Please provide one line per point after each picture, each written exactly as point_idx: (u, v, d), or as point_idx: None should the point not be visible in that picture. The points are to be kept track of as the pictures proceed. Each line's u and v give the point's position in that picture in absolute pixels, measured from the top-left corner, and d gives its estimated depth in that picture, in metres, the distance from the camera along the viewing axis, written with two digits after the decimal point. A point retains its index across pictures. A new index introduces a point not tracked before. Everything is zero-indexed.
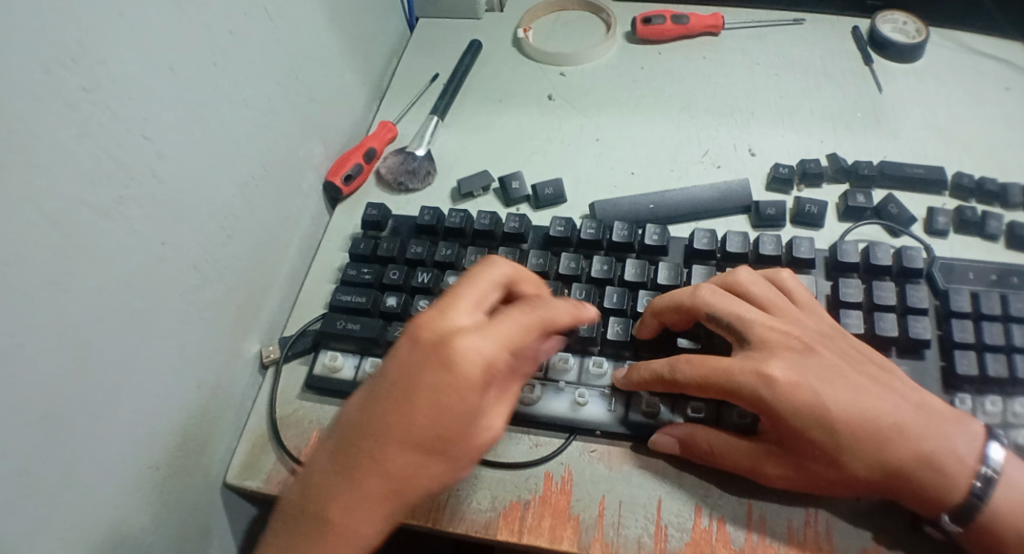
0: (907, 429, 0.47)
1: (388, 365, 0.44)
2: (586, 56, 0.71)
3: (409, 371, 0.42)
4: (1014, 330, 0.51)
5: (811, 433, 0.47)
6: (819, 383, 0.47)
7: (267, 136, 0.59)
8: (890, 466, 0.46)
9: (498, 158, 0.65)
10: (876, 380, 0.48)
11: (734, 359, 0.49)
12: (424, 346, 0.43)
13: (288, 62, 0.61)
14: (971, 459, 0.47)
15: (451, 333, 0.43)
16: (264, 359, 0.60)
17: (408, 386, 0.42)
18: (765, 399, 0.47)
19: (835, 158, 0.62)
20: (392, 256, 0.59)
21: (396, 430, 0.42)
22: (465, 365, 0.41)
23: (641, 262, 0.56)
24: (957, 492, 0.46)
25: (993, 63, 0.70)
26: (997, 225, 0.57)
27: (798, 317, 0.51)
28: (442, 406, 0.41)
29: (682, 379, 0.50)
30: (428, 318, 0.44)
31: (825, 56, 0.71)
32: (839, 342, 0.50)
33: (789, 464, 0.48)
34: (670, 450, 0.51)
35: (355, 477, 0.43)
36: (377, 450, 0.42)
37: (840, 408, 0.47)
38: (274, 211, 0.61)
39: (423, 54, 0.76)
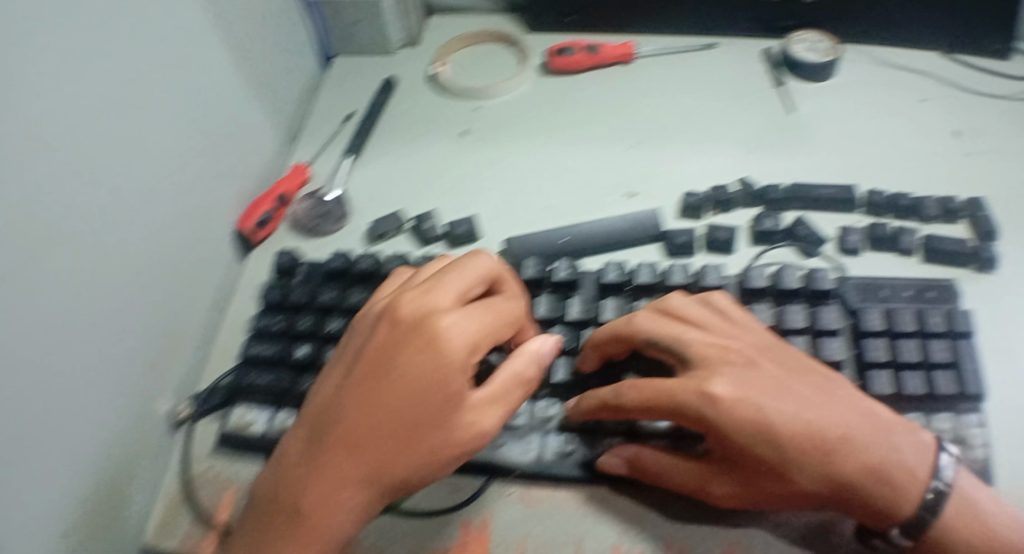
0: (855, 440, 0.46)
1: (364, 347, 0.48)
2: (501, 87, 0.72)
3: (389, 349, 0.46)
4: (930, 346, 0.52)
5: (758, 448, 0.46)
6: (760, 397, 0.47)
7: (175, 183, 0.57)
8: (836, 478, 0.46)
9: (411, 196, 0.65)
10: (821, 390, 0.48)
11: (678, 380, 0.49)
12: (401, 329, 0.47)
13: (193, 109, 0.59)
14: (924, 471, 0.46)
15: (423, 320, 0.47)
16: (176, 418, 0.58)
17: (388, 362, 0.46)
18: (708, 417, 0.47)
19: (744, 183, 0.62)
20: (303, 303, 0.57)
21: (379, 410, 0.45)
22: (450, 354, 0.45)
23: (555, 297, 0.56)
24: (907, 505, 0.45)
25: (912, 75, 0.71)
26: (912, 239, 0.58)
27: (735, 333, 0.51)
28: (422, 388, 0.45)
29: (626, 403, 0.49)
30: (410, 301, 0.48)
31: (730, 82, 0.72)
32: (781, 354, 0.50)
33: (737, 483, 0.47)
34: (618, 471, 0.50)
35: (332, 462, 0.45)
36: (360, 429, 0.45)
37: (784, 423, 0.46)
38: (186, 260, 0.59)
39: (339, 92, 0.76)
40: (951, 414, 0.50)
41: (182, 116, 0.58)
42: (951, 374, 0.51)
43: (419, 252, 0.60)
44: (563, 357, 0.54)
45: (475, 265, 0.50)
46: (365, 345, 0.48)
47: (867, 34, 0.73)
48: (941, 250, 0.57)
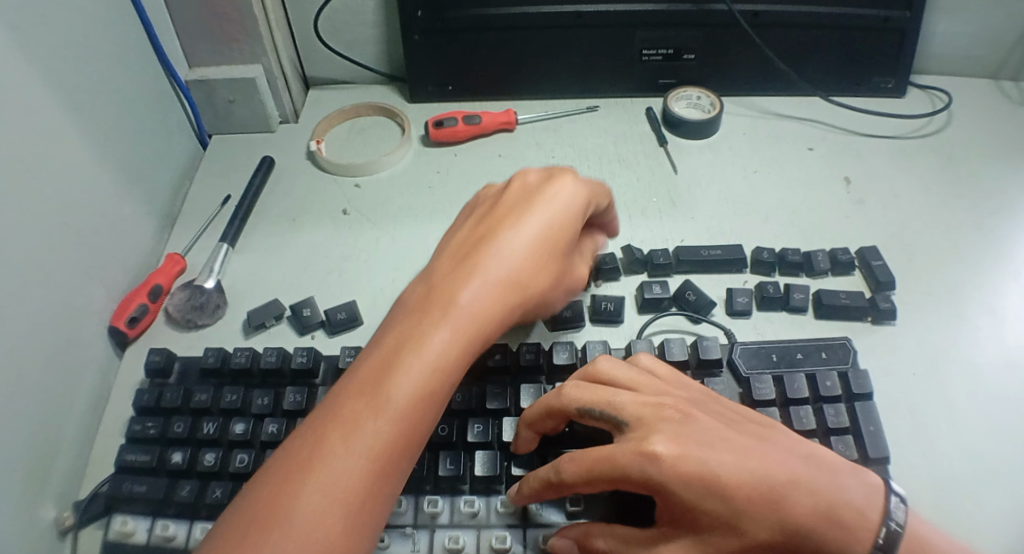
0: (804, 482, 0.41)
1: (467, 233, 0.50)
2: (380, 165, 0.67)
3: (514, 217, 0.49)
4: (826, 411, 0.49)
5: (705, 504, 0.41)
6: (703, 449, 0.42)
7: (25, 286, 0.48)
8: (791, 527, 0.40)
9: (291, 282, 0.59)
10: (757, 437, 0.44)
11: (616, 444, 0.43)
12: (515, 194, 0.51)
13: (50, 206, 0.51)
14: (875, 513, 0.42)
15: (472, 261, 0.47)
16: (60, 527, 0.48)
17: (523, 208, 0.50)
18: (653, 479, 0.41)
19: (630, 249, 0.60)
20: (176, 406, 0.50)
21: (421, 345, 0.43)
22: (498, 270, 0.47)
23: (464, 386, 0.51)
24: (862, 549, 0.41)
25: (794, 123, 0.73)
26: (802, 297, 0.57)
27: (663, 388, 0.46)
28: (465, 321, 0.45)
29: (570, 479, 0.43)
30: (451, 246, 0.49)
31: (618, 141, 0.71)
32: (711, 406, 0.46)
33: (688, 546, 0.42)
34: (569, 552, 0.45)
35: (378, 406, 0.41)
36: (404, 370, 0.42)
37: (730, 473, 0.41)
38: (38, 375, 0.49)
39: (215, 176, 0.69)
40: None
41: (37, 214, 0.50)
42: (850, 440, 0.48)
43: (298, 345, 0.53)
44: (475, 448, 0.49)
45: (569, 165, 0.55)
46: (421, 291, 0.47)
47: (754, 85, 0.74)
48: (835, 306, 0.56)
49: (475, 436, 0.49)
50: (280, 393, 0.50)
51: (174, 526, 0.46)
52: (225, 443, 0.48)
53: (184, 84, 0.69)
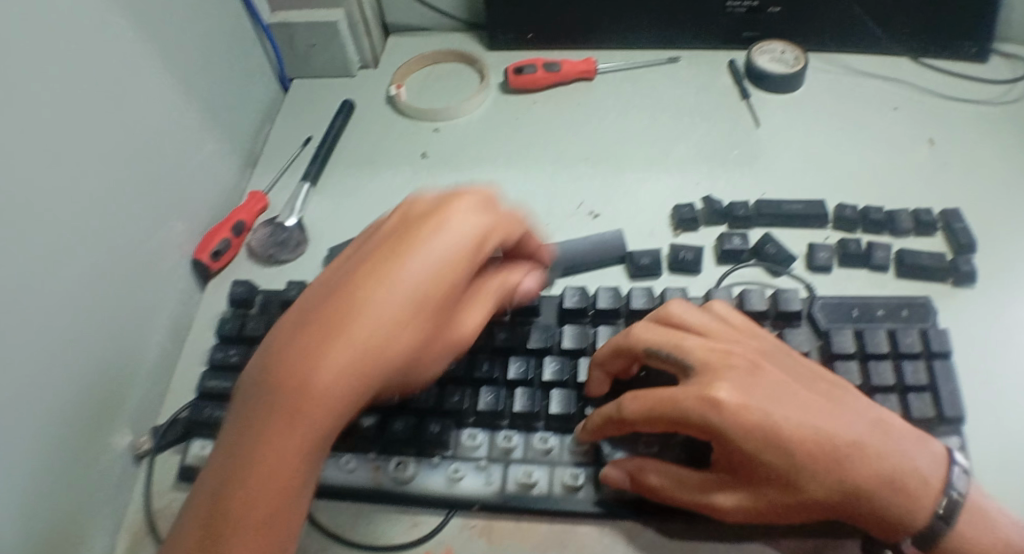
0: (867, 446, 0.42)
1: (364, 250, 0.45)
2: (459, 111, 0.69)
3: (381, 273, 0.42)
4: (906, 368, 0.49)
5: (765, 457, 0.41)
6: (769, 402, 0.42)
7: (117, 218, 0.50)
8: (850, 488, 0.41)
9: (373, 221, 0.61)
10: (827, 395, 0.44)
11: (680, 386, 0.43)
12: (411, 220, 0.45)
13: (140, 140, 0.53)
14: (936, 480, 0.42)
15: (415, 241, 0.43)
16: (137, 451, 0.52)
17: (390, 262, 0.43)
18: (715, 426, 0.41)
19: (709, 199, 0.60)
20: (259, 334, 0.51)
21: (367, 325, 0.41)
22: (412, 277, 0.42)
23: (544, 326, 0.53)
24: (920, 517, 0.41)
25: (879, 81, 0.71)
26: (885, 255, 0.56)
27: (736, 338, 0.46)
28: (420, 300, 0.42)
29: (631, 417, 0.44)
30: (418, 207, 0.46)
31: (698, 92, 0.71)
32: (783, 359, 0.46)
33: (746, 493, 0.43)
34: (622, 484, 0.46)
35: (303, 389, 0.40)
36: (337, 352, 0.40)
37: (793, 427, 0.41)
38: (129, 302, 0.52)
39: (295, 118, 0.71)
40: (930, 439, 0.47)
41: (128, 147, 0.52)
42: (929, 398, 0.48)
43: None
44: (552, 388, 0.50)
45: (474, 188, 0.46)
46: (341, 264, 0.45)
47: (842, 42, 0.72)
48: (917, 265, 0.56)
49: (551, 375, 0.50)
50: None
51: None
52: None
53: (266, 27, 0.70)
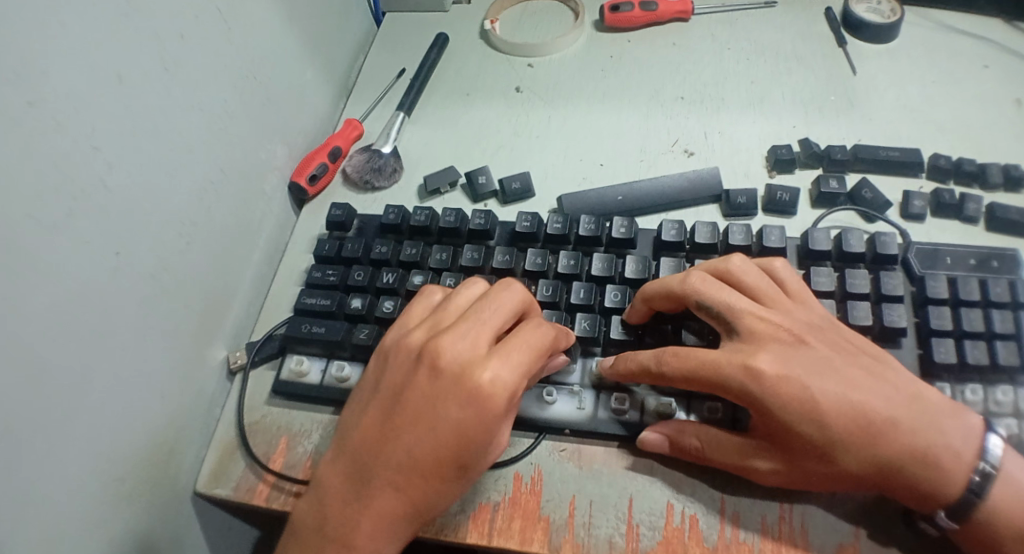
0: (900, 423, 0.45)
1: (403, 385, 0.45)
2: (554, 46, 0.70)
3: (433, 401, 0.44)
4: (993, 316, 0.51)
5: (800, 426, 0.45)
6: (808, 375, 0.46)
7: (226, 139, 0.57)
8: (881, 461, 0.45)
9: (463, 153, 0.65)
10: (869, 371, 0.47)
11: (722, 352, 0.47)
12: (443, 376, 0.44)
13: (246, 64, 0.59)
14: (969, 455, 0.45)
15: (470, 354, 0.44)
16: (231, 366, 0.58)
17: (432, 413, 0.44)
18: (752, 393, 0.46)
19: (807, 143, 0.61)
20: (356, 256, 0.57)
21: (430, 414, 0.44)
22: (446, 446, 0.43)
23: (609, 255, 0.55)
24: (952, 489, 0.45)
25: (977, 42, 0.69)
26: (976, 207, 0.57)
27: (788, 308, 0.49)
28: (472, 395, 0.43)
29: (669, 373, 0.48)
30: (447, 344, 0.44)
31: (795, 39, 0.70)
32: (831, 333, 0.49)
33: (779, 458, 0.47)
34: (659, 447, 0.49)
35: (379, 476, 0.45)
36: (404, 435, 0.44)
37: (831, 402, 0.45)
38: (236, 217, 0.59)
39: (390, 51, 0.75)
40: (1013, 386, 0.50)
41: (236, 70, 0.57)
42: (1014, 345, 0.50)
43: (475, 209, 0.59)
44: (612, 315, 0.53)
45: (492, 317, 0.46)
46: (390, 385, 0.46)
47: None
48: (1008, 220, 0.56)
49: (612, 302, 0.53)
50: (457, 251, 0.57)
51: (348, 367, 0.54)
52: (402, 293, 0.55)
53: None
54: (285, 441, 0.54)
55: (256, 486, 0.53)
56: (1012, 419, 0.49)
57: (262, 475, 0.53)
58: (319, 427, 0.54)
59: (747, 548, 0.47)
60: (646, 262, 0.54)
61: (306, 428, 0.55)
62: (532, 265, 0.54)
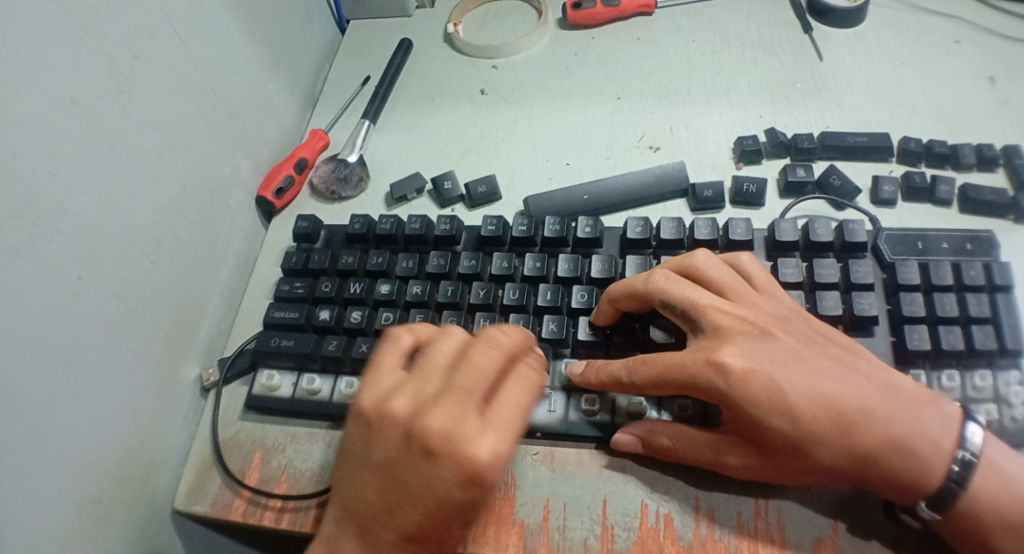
0: (874, 413, 0.45)
1: (398, 469, 0.43)
2: (518, 47, 0.70)
3: (434, 484, 0.42)
4: (968, 300, 0.50)
5: (773, 421, 0.45)
6: (775, 367, 0.45)
7: (189, 156, 0.57)
8: (857, 452, 0.44)
9: (430, 159, 0.64)
10: (839, 361, 0.46)
11: (689, 350, 0.47)
12: (439, 459, 0.42)
13: (202, 78, 0.58)
14: (947, 444, 0.45)
15: (466, 431, 0.42)
16: (204, 383, 0.58)
17: (433, 494, 0.42)
18: (719, 389, 0.45)
19: (773, 132, 0.60)
20: (324, 268, 0.57)
21: (432, 494, 0.42)
22: (452, 516, 0.43)
23: (574, 256, 0.54)
24: (933, 478, 0.44)
25: (943, 19, 0.68)
26: (948, 190, 0.56)
27: (753, 301, 0.49)
28: (473, 476, 0.41)
29: (638, 375, 0.48)
30: (442, 426, 0.42)
31: (761, 27, 0.69)
32: (798, 325, 0.48)
33: (753, 452, 0.46)
34: (633, 448, 0.49)
35: (384, 549, 0.44)
36: (407, 512, 0.43)
37: (801, 394, 0.45)
38: (202, 233, 0.58)
39: (355, 58, 0.75)
40: (991, 370, 0.49)
41: (193, 86, 0.57)
42: (990, 329, 0.49)
43: (441, 214, 0.58)
44: (579, 315, 0.53)
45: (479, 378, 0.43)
46: (376, 465, 0.44)
47: None
48: (980, 201, 0.56)
49: (579, 303, 0.53)
50: (424, 258, 0.56)
51: (318, 379, 0.54)
52: (370, 303, 0.55)
53: None
54: (259, 455, 0.54)
55: (232, 501, 0.53)
56: (991, 404, 0.48)
57: (238, 490, 0.53)
58: (292, 441, 0.54)
59: (722, 546, 0.47)
60: (612, 261, 0.54)
61: (280, 442, 0.54)
62: (498, 268, 0.54)
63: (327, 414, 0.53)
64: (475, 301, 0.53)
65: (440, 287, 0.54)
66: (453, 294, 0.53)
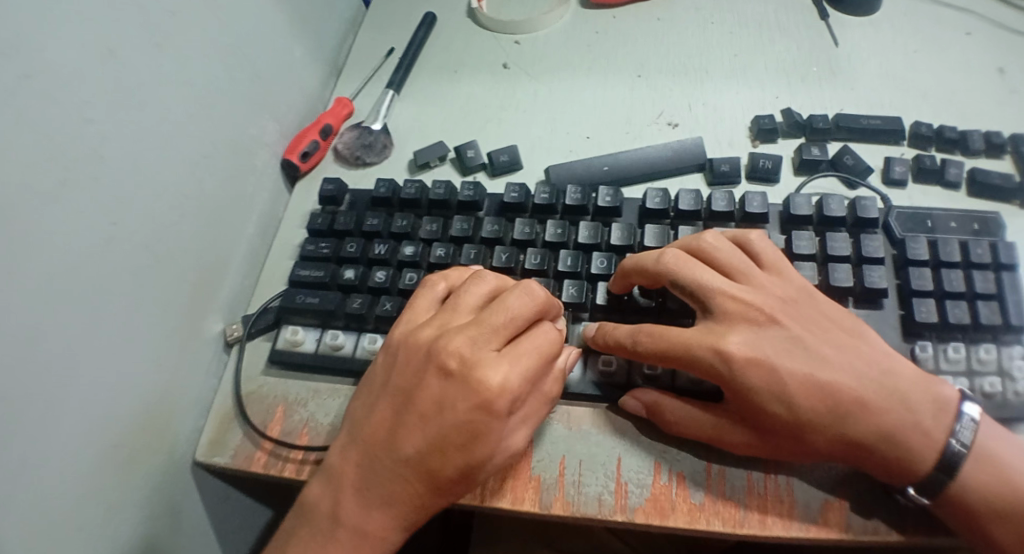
0: (870, 403, 0.46)
1: (413, 386, 0.46)
2: (540, 23, 0.71)
3: (443, 402, 0.44)
4: (975, 277, 0.52)
5: (770, 406, 0.47)
6: (775, 356, 0.47)
7: (217, 116, 0.58)
8: (851, 438, 0.46)
9: (453, 128, 0.66)
10: (841, 348, 0.48)
11: (694, 331, 0.49)
12: (451, 374, 0.45)
13: (232, 40, 0.59)
14: (941, 435, 0.46)
15: (480, 355, 0.45)
16: (228, 338, 0.60)
17: (441, 412, 0.44)
18: (721, 374, 0.47)
19: (789, 113, 0.62)
20: (349, 229, 0.58)
21: (440, 412, 0.44)
22: (454, 443, 0.44)
23: (595, 224, 0.56)
24: (925, 466, 0.46)
25: (954, 10, 0.70)
26: (957, 172, 0.58)
27: (763, 285, 0.50)
28: (480, 399, 0.44)
29: (643, 351, 0.49)
30: (459, 346, 0.45)
31: (779, 11, 0.71)
32: (807, 309, 0.49)
33: (752, 432, 0.48)
34: (637, 413, 0.51)
35: (389, 471, 0.45)
36: (415, 432, 0.45)
37: (798, 383, 0.47)
38: (228, 192, 0.60)
39: (378, 30, 0.76)
40: (995, 345, 0.51)
41: (223, 47, 0.58)
42: (995, 305, 0.51)
43: (464, 181, 0.60)
44: (598, 280, 0.54)
45: (500, 316, 0.46)
46: (397, 386, 0.47)
47: None
48: (988, 185, 0.57)
49: (598, 268, 0.54)
50: (447, 222, 0.58)
51: (341, 336, 0.56)
52: (394, 264, 0.56)
53: None
54: (282, 409, 0.55)
55: (254, 453, 0.54)
56: (996, 377, 0.50)
57: (260, 442, 0.55)
58: (314, 397, 0.56)
59: (731, 506, 0.49)
60: (632, 230, 0.55)
61: (302, 397, 0.56)
62: (520, 233, 0.56)
63: (350, 371, 0.55)
64: (497, 265, 0.55)
65: (463, 250, 0.56)
66: (475, 257, 0.55)
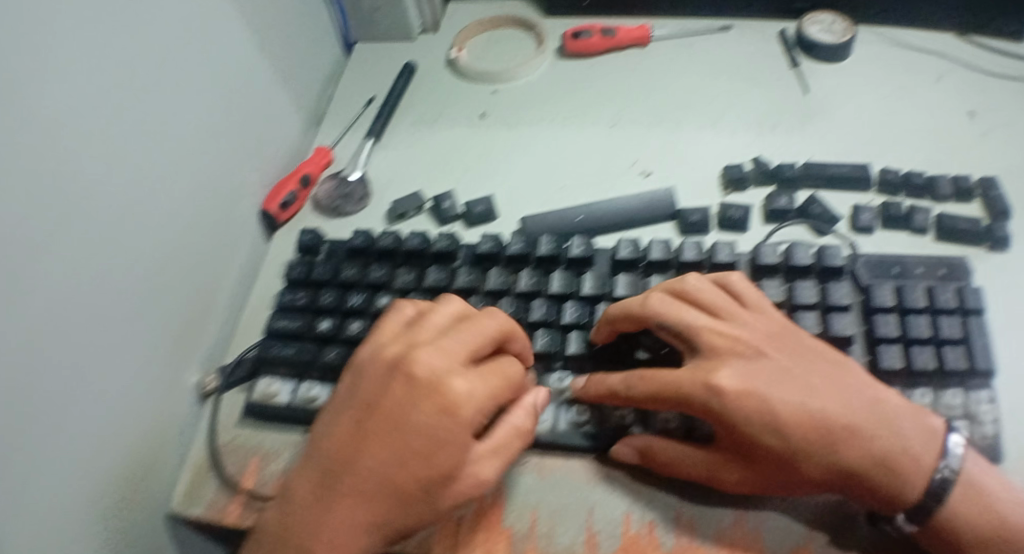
0: (861, 429, 0.47)
1: (377, 397, 0.46)
2: (516, 73, 0.73)
3: (406, 409, 0.45)
4: (941, 322, 0.53)
5: (764, 436, 0.47)
6: (765, 386, 0.47)
7: (200, 167, 0.59)
8: (845, 466, 0.46)
9: (431, 176, 0.67)
10: (827, 378, 0.48)
11: (687, 369, 0.49)
12: (413, 383, 0.46)
13: (216, 92, 0.60)
14: (932, 459, 0.47)
15: (444, 366, 0.46)
16: (203, 389, 0.60)
17: (403, 420, 0.45)
18: (714, 408, 0.47)
19: (758, 162, 0.63)
20: (327, 278, 0.59)
21: (402, 421, 0.45)
22: (416, 452, 0.44)
23: (567, 274, 0.57)
24: (915, 491, 0.46)
25: (925, 56, 0.72)
26: (924, 218, 0.59)
27: (745, 320, 0.51)
28: (442, 406, 0.45)
29: (637, 391, 0.50)
30: (423, 358, 0.46)
31: (749, 63, 0.73)
32: (791, 341, 0.50)
33: (743, 463, 0.48)
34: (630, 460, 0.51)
35: (348, 484, 0.45)
36: (377, 442, 0.45)
37: (789, 412, 0.47)
38: (208, 242, 0.60)
39: (359, 79, 0.78)
40: (963, 389, 0.51)
41: (206, 100, 0.59)
42: (962, 349, 0.52)
43: (439, 231, 0.61)
44: (570, 330, 0.55)
45: (464, 334, 0.48)
46: (360, 401, 0.47)
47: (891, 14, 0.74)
48: (956, 229, 0.58)
49: (570, 318, 0.55)
50: (422, 272, 0.59)
51: (315, 387, 0.56)
52: (369, 314, 0.57)
53: None
54: (257, 459, 0.55)
55: (227, 504, 0.54)
56: (963, 421, 0.50)
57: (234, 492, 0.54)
58: (288, 446, 0.56)
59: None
60: (601, 282, 0.56)
61: (276, 447, 0.56)
62: (493, 283, 0.56)
63: None
64: None
65: None
66: None
